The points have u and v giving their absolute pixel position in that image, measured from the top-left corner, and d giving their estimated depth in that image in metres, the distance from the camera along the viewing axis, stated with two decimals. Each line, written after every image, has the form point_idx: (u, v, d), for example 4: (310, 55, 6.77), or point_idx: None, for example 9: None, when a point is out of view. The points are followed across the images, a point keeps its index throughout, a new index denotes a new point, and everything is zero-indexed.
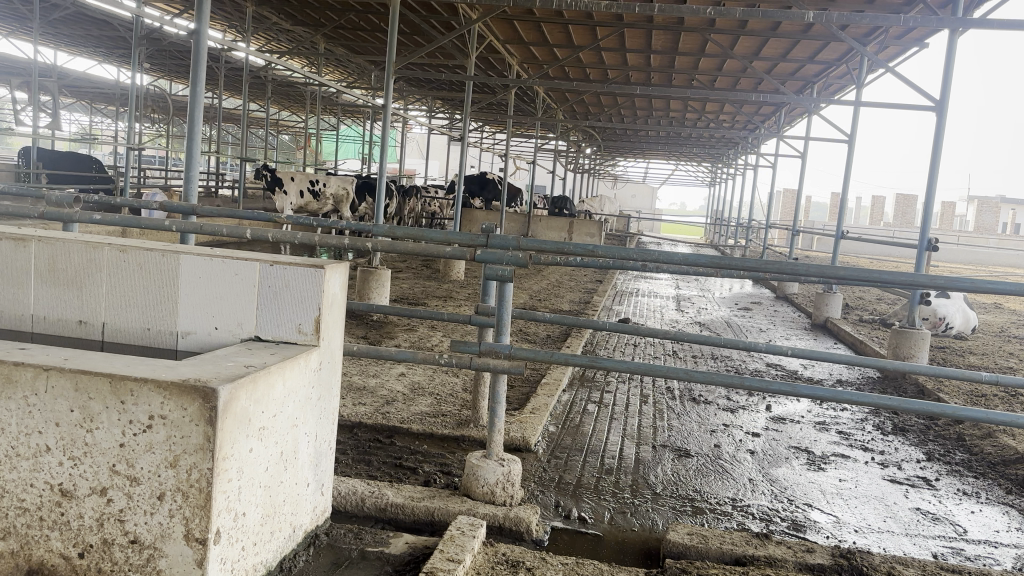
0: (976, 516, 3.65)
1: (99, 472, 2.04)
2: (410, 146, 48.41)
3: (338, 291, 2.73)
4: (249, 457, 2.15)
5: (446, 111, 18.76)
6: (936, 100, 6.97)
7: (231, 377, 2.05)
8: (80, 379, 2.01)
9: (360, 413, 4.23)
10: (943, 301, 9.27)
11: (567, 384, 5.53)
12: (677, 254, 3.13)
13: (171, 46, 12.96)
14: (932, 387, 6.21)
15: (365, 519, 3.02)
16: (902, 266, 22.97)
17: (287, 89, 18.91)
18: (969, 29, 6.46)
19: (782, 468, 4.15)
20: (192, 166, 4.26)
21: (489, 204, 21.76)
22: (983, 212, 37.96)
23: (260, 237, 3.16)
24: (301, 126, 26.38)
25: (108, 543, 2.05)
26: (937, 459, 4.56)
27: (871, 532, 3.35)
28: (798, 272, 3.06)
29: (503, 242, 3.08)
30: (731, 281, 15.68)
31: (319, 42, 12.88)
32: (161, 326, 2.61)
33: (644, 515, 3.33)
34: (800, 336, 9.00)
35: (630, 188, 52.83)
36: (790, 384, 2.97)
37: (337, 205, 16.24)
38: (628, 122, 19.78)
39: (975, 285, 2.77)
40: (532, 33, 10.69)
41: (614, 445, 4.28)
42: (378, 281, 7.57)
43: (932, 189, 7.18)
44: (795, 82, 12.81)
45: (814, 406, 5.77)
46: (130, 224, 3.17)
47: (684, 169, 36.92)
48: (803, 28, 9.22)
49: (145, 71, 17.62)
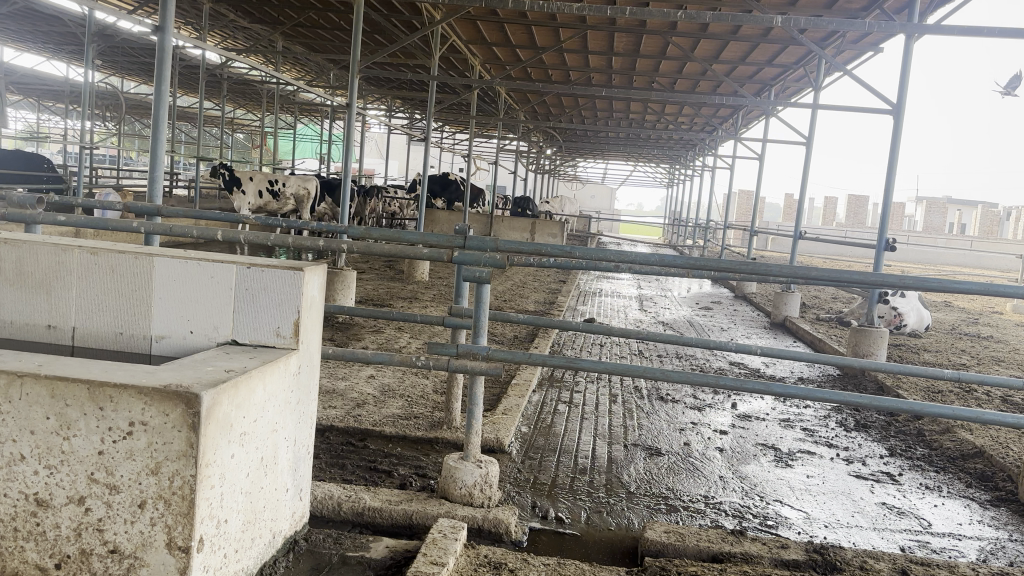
0: (939, 509, 3.75)
1: (77, 481, 1.98)
2: (368, 146, 48.06)
3: (316, 294, 2.69)
4: (231, 463, 2.11)
5: (405, 111, 18.68)
6: (893, 103, 7.13)
7: (213, 383, 2.02)
8: (56, 385, 1.96)
9: (331, 417, 4.19)
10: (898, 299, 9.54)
11: (537, 384, 5.55)
12: (651, 256, 3.15)
13: (125, 43, 12.69)
14: (891, 384, 6.36)
15: (342, 524, 3.00)
16: (855, 265, 23.48)
17: (244, 88, 18.64)
18: (924, 34, 6.62)
19: (751, 465, 4.22)
20: (157, 167, 4.16)
21: (450, 205, 21.72)
22: (930, 212, 39.05)
23: (231, 238, 3.10)
24: (257, 125, 26.02)
25: (86, 553, 2.00)
26: (898, 454, 4.68)
27: (841, 527, 3.42)
28: (769, 273, 3.10)
29: (480, 244, 3.08)
30: (690, 281, 15.89)
31: (277, 40, 12.72)
32: (134, 330, 2.55)
33: (620, 515, 3.35)
34: (760, 335, 9.15)
35: (589, 189, 53.14)
36: (763, 383, 3.01)
37: (297, 204, 16.04)
38: (588, 123, 19.93)
39: (942, 286, 2.83)
40: (495, 34, 10.69)
41: (586, 444, 4.30)
42: (343, 282, 7.50)
43: (889, 191, 7.34)
44: (753, 85, 13.02)
45: (777, 404, 5.87)
46: (96, 225, 3.07)
47: (642, 170, 37.30)
48: (762, 32, 9.36)
49: (96, 68, 17.22)
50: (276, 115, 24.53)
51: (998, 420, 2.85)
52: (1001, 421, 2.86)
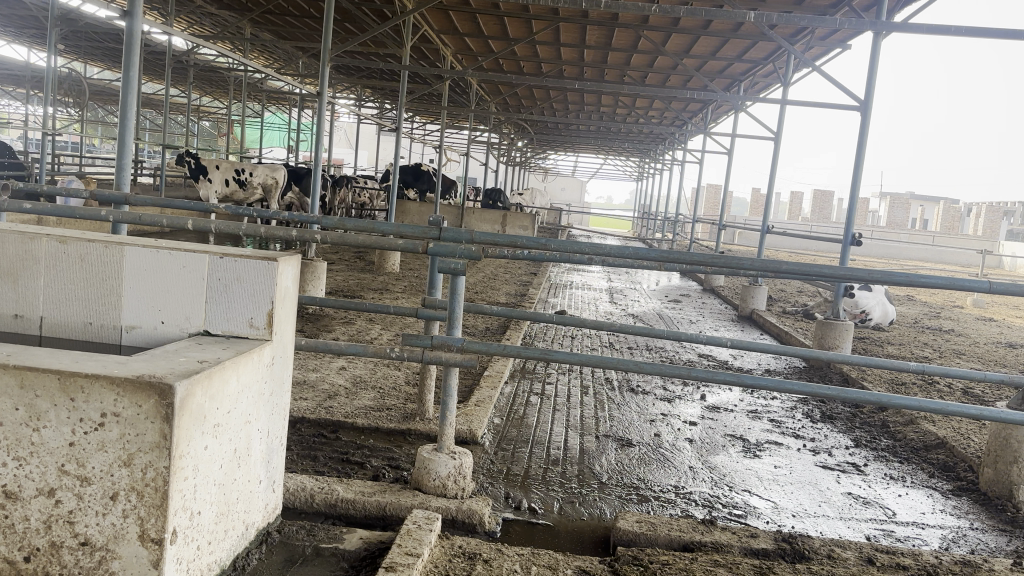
0: (902, 499, 3.83)
1: (47, 473, 1.95)
2: (338, 136, 47.71)
3: (290, 285, 2.67)
4: (204, 454, 2.10)
5: (376, 101, 18.56)
6: (860, 100, 7.23)
7: (186, 374, 1.99)
8: (25, 376, 1.93)
9: (303, 409, 4.16)
10: (864, 295, 9.71)
11: (508, 376, 5.56)
12: (625, 248, 3.16)
13: (88, 28, 12.44)
14: (857, 377, 6.49)
15: (314, 516, 2.98)
16: (821, 259, 23.84)
17: (211, 75, 18.38)
18: (892, 32, 6.73)
19: (720, 456, 4.27)
20: (124, 155, 4.08)
21: (421, 196, 21.65)
22: (893, 208, 39.81)
23: (202, 228, 3.05)
24: (225, 113, 25.69)
25: (56, 546, 1.97)
26: (863, 445, 4.77)
27: (807, 516, 3.48)
28: (742, 266, 3.14)
29: (455, 235, 3.07)
30: (659, 274, 16.02)
31: (246, 27, 12.56)
32: (104, 321, 2.51)
33: (591, 505, 3.38)
34: (728, 327, 9.26)
35: (559, 182, 53.29)
36: (733, 374, 3.05)
37: (265, 194, 15.88)
38: (560, 115, 19.98)
39: (909, 280, 2.88)
40: (467, 24, 10.65)
41: (557, 436, 4.32)
42: (312, 273, 7.44)
43: (856, 187, 7.45)
44: (724, 80, 13.16)
45: (746, 395, 5.95)
46: (62, 213, 3.02)
47: (612, 163, 37.48)
48: (733, 27, 9.44)
49: (58, 52, 16.86)
50: (244, 103, 24.23)
51: (962, 411, 2.92)
52: (965, 412, 2.93)
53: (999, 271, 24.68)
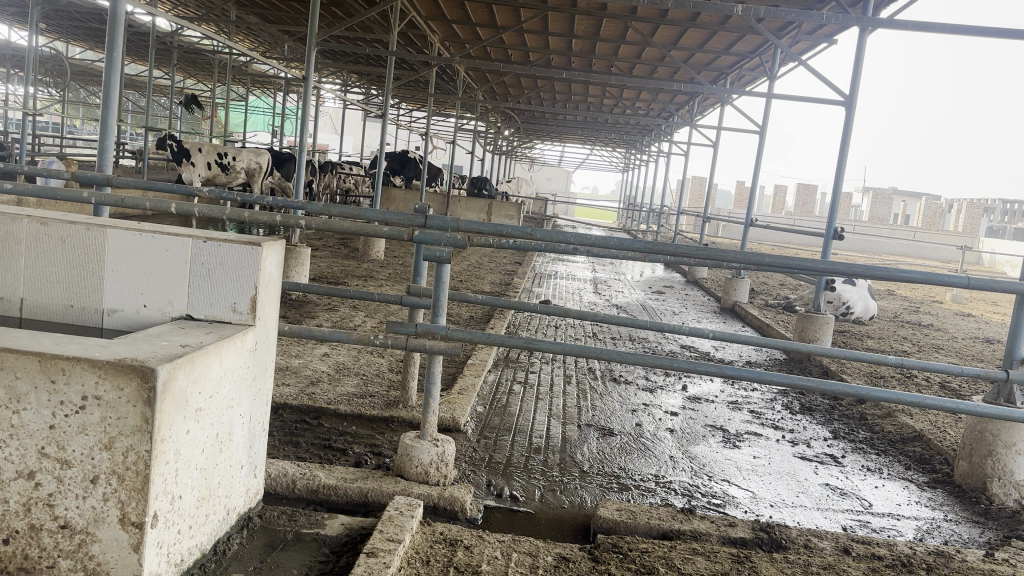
0: (879, 491, 3.89)
1: (27, 455, 1.95)
2: (323, 122, 47.38)
3: (274, 270, 2.66)
4: (186, 439, 2.09)
5: (362, 87, 18.45)
6: (845, 95, 7.27)
7: (169, 357, 1.99)
8: (6, 357, 1.91)
9: (285, 395, 4.16)
10: (847, 288, 9.77)
11: (492, 364, 5.57)
12: (610, 239, 3.18)
13: (70, 7, 12.27)
14: (836, 369, 6.56)
15: (296, 501, 2.98)
16: (803, 253, 24.00)
17: (196, 57, 18.20)
18: (877, 28, 6.77)
19: (700, 446, 4.31)
20: (107, 137, 4.03)
21: (407, 183, 21.58)
22: (876, 204, 40.08)
23: (186, 212, 3.03)
24: (209, 96, 25.45)
25: (36, 528, 1.97)
26: (841, 437, 4.82)
27: (785, 506, 3.53)
28: (726, 258, 3.15)
29: (442, 224, 3.07)
30: (643, 265, 16.06)
31: (231, 10, 12.42)
32: (86, 304, 2.50)
33: (572, 492, 3.40)
34: (711, 319, 9.31)
35: (545, 171, 53.31)
36: (714, 365, 3.07)
37: (248, 178, 15.75)
38: (547, 104, 19.92)
39: (890, 274, 2.91)
40: (455, 11, 10.60)
41: (540, 424, 4.35)
42: (296, 259, 7.40)
43: (840, 182, 7.48)
44: (711, 73, 13.19)
45: (726, 386, 6.00)
46: (44, 194, 2.99)
47: (599, 154, 37.44)
48: (721, 20, 9.45)
49: (40, 31, 16.63)
50: (229, 87, 24.03)
51: (939, 405, 2.95)
52: (942, 405, 2.96)
53: (978, 268, 24.94)
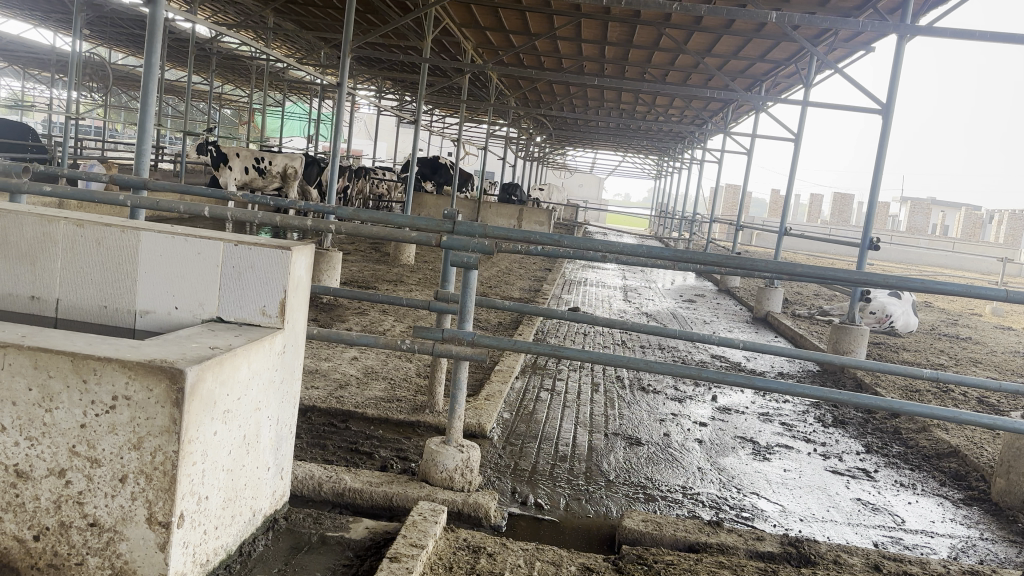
0: (913, 507, 3.81)
1: (58, 453, 1.98)
2: (357, 128, 47.78)
3: (303, 273, 2.68)
4: (213, 440, 2.11)
5: (396, 93, 18.60)
6: (882, 103, 7.16)
7: (198, 359, 2.01)
8: (39, 356, 1.95)
9: (314, 397, 4.19)
10: (894, 301, 9.58)
11: (520, 370, 5.57)
12: (638, 247, 3.14)
13: (114, 13, 12.56)
14: (870, 382, 6.45)
15: (321, 504, 3.00)
16: (838, 262, 23.69)
17: (234, 63, 18.51)
18: (917, 36, 6.66)
19: (729, 457, 4.25)
20: (145, 140, 4.08)
21: (439, 188, 21.68)
22: (914, 213, 39.37)
23: (219, 215, 3.07)
24: (246, 101, 25.89)
25: (65, 525, 2.00)
26: (875, 451, 4.73)
27: (815, 521, 3.47)
28: (756, 267, 3.12)
29: (469, 229, 3.08)
30: (675, 273, 15.93)
31: (268, 16, 12.58)
32: (119, 304, 2.53)
33: (598, 502, 3.38)
34: (743, 329, 9.21)
35: (577, 178, 53.22)
36: (744, 376, 3.03)
37: (283, 182, 15.92)
38: (579, 111, 19.89)
39: (926, 286, 2.84)
40: (489, 18, 10.64)
41: (567, 432, 4.33)
42: (328, 263, 7.46)
43: (876, 191, 7.33)
44: (745, 80, 13.06)
45: (758, 397, 5.91)
46: (80, 196, 3.04)
47: (630, 161, 37.23)
48: (756, 27, 9.36)
49: (84, 37, 16.98)
50: (266, 92, 24.40)
51: (975, 420, 2.89)
52: (977, 421, 2.90)
53: (1021, 280, 24.42)
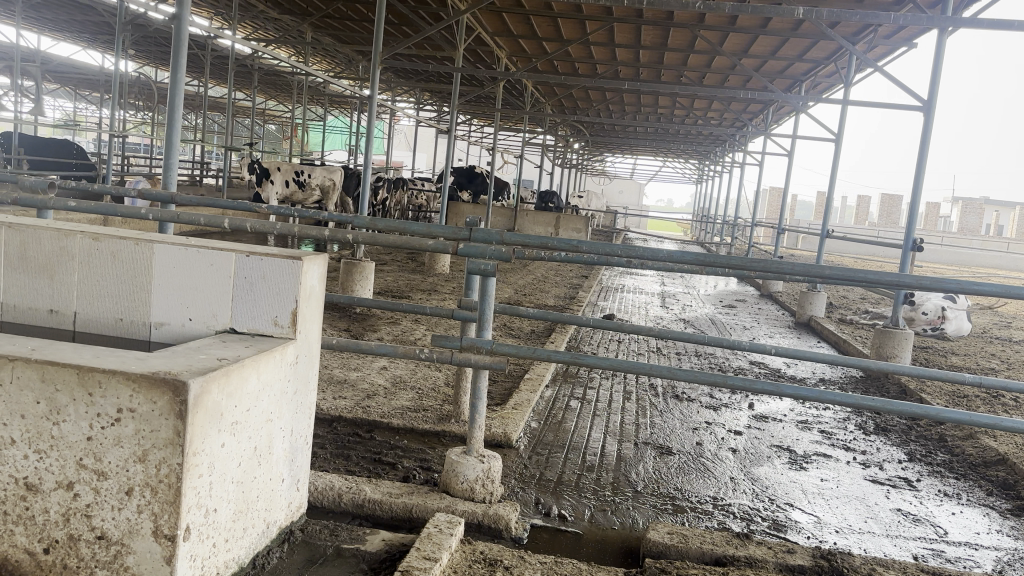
0: (956, 518, 3.65)
1: (66, 466, 1.98)
2: (398, 139, 48.27)
3: (316, 284, 2.67)
4: (221, 453, 2.10)
5: (434, 105, 18.73)
6: (924, 100, 6.96)
7: (203, 371, 2.00)
8: (46, 370, 1.96)
9: (340, 408, 4.18)
10: (948, 303, 9.32)
11: (550, 379, 5.50)
12: (660, 251, 3.07)
13: (157, 32, 12.89)
14: (915, 387, 6.25)
15: (341, 515, 2.98)
16: (886, 266, 23.13)
17: (275, 78, 18.85)
18: (959, 28, 6.46)
19: (764, 467, 4.13)
20: (172, 154, 4.13)
21: (477, 197, 21.73)
22: (966, 214, 38.35)
23: (239, 227, 3.09)
24: (289, 116, 26.35)
25: (74, 538, 2.00)
26: (918, 459, 4.57)
27: (852, 533, 3.34)
28: (783, 270, 3.02)
29: (486, 236, 3.05)
30: (716, 278, 15.71)
31: (305, 31, 12.76)
32: (134, 317, 2.55)
33: (624, 513, 3.30)
34: (784, 335, 9.01)
35: (617, 184, 52.97)
36: (773, 383, 2.93)
37: (323, 195, 16.10)
38: (617, 116, 19.78)
39: (962, 287, 2.72)
40: (521, 26, 10.64)
41: (596, 441, 4.25)
42: (361, 273, 7.50)
43: (918, 190, 7.10)
44: (784, 81, 12.86)
45: (796, 405, 5.75)
46: (104, 211, 3.08)
47: (671, 166, 36.89)
48: (793, 26, 9.19)
49: (131, 57, 17.45)
50: (307, 107, 24.78)
51: (1019, 427, 2.74)
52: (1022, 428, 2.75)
53: None
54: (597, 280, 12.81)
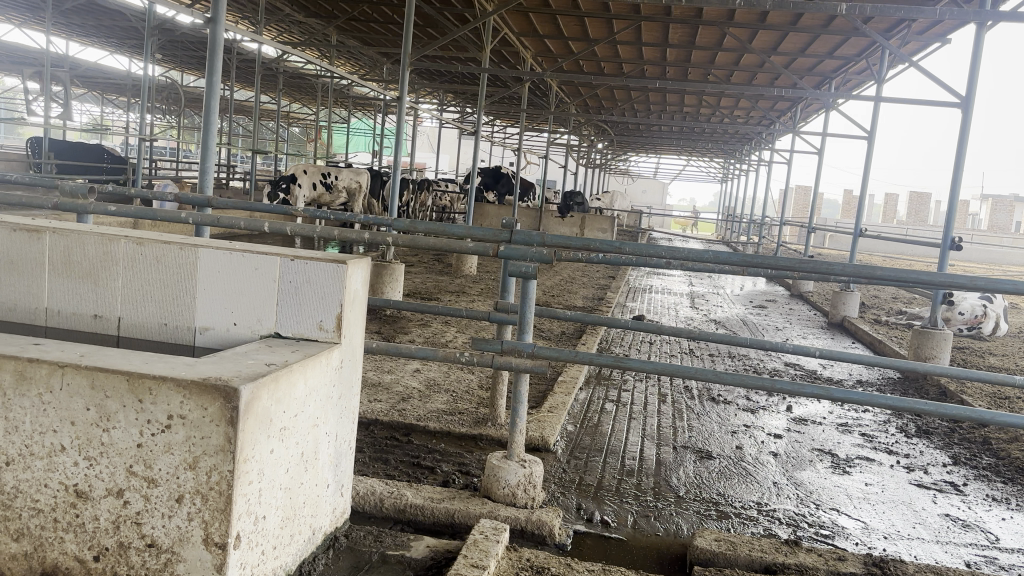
0: (1007, 523, 3.56)
1: (116, 473, 1.97)
2: (421, 140, 48.42)
3: (359, 287, 2.64)
4: (269, 458, 2.07)
5: (458, 107, 18.75)
6: (961, 96, 6.82)
7: (252, 376, 1.98)
8: (96, 377, 1.95)
9: (377, 410, 4.16)
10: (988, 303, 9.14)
11: (584, 382, 5.46)
12: (705, 253, 3.00)
13: (183, 37, 12.95)
14: (955, 389, 6.14)
15: (383, 521, 2.96)
16: (918, 265, 22.83)
17: (301, 81, 18.98)
18: (999, 22, 6.32)
19: (806, 471, 4.05)
20: (208, 158, 4.13)
21: (502, 198, 21.72)
22: (997, 211, 37.74)
23: (277, 231, 3.06)
24: (313, 119, 26.47)
25: (125, 546, 1.99)
26: (963, 463, 4.47)
27: (900, 539, 3.27)
28: (832, 271, 2.93)
29: (527, 237, 3.01)
30: (744, 278, 15.55)
31: (331, 33, 12.80)
32: (178, 322, 2.53)
33: (668, 519, 3.25)
34: (817, 335, 8.88)
35: (640, 183, 52.77)
36: (821, 387, 2.84)
37: (349, 197, 16.17)
38: (642, 115, 19.68)
39: (1019, 287, 2.61)
40: (548, 26, 10.59)
41: (634, 445, 4.20)
42: (391, 275, 7.49)
43: (956, 188, 6.95)
44: (814, 78, 12.74)
45: (835, 407, 5.66)
46: (143, 215, 3.05)
47: (696, 165, 36.61)
48: (824, 22, 9.08)
49: (157, 61, 17.59)
50: (331, 110, 24.86)
51: None
52: None
53: None
54: (624, 281, 12.75)
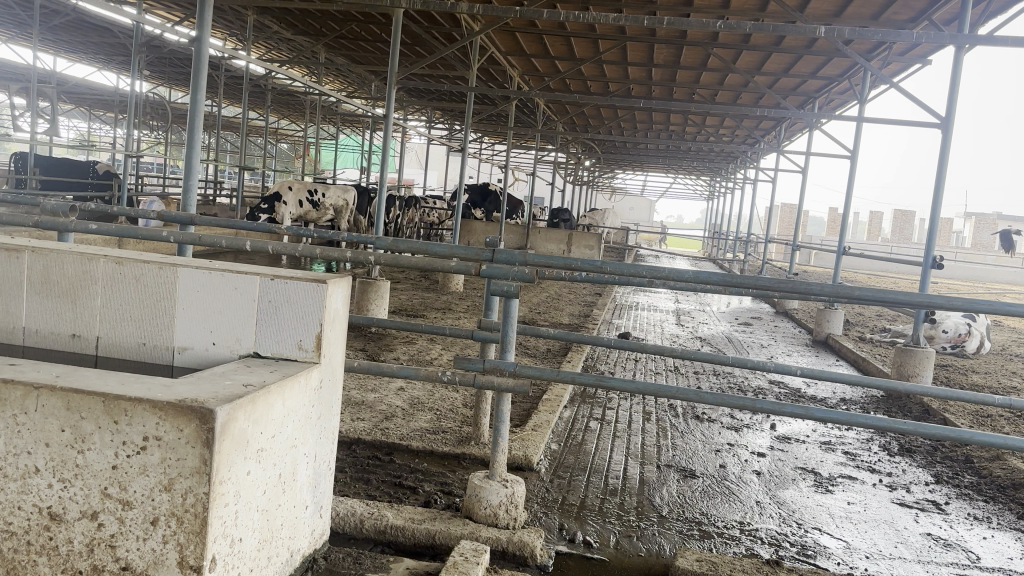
0: (988, 542, 3.58)
1: (90, 495, 1.95)
2: (410, 157, 48.45)
3: (339, 307, 2.63)
4: (247, 479, 2.06)
5: (446, 124, 18.82)
6: (941, 117, 6.91)
7: (230, 397, 1.97)
8: (71, 398, 1.93)
9: (359, 429, 4.15)
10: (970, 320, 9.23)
11: (568, 400, 5.45)
12: (687, 272, 3.00)
13: (171, 53, 12.91)
14: (938, 407, 6.18)
15: (364, 542, 2.94)
16: (902, 282, 23.02)
17: (289, 98, 18.97)
18: (976, 45, 6.41)
19: (789, 490, 4.06)
20: (191, 176, 4.11)
21: (489, 215, 21.76)
22: (980, 229, 38.10)
23: (260, 248, 3.03)
24: (301, 135, 26.47)
25: (98, 569, 1.97)
26: (945, 481, 4.49)
27: (882, 558, 3.27)
28: (811, 291, 2.93)
29: (509, 257, 3.00)
30: (730, 296, 15.63)
31: (319, 51, 12.81)
32: (157, 341, 2.52)
33: (650, 540, 3.24)
34: (801, 353, 8.93)
35: (628, 201, 52.99)
36: (802, 407, 2.84)
37: (336, 214, 16.15)
38: (628, 134, 19.81)
39: (996, 307, 2.61)
40: (535, 45, 10.67)
41: (617, 464, 4.19)
42: (376, 292, 7.49)
43: (937, 208, 7.02)
44: (797, 97, 12.89)
45: (819, 426, 5.67)
46: (124, 233, 3.03)
47: (682, 182, 36.83)
48: (807, 43, 9.19)
49: (145, 78, 17.54)
50: (319, 127, 24.88)
51: None
52: None
53: None
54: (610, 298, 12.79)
